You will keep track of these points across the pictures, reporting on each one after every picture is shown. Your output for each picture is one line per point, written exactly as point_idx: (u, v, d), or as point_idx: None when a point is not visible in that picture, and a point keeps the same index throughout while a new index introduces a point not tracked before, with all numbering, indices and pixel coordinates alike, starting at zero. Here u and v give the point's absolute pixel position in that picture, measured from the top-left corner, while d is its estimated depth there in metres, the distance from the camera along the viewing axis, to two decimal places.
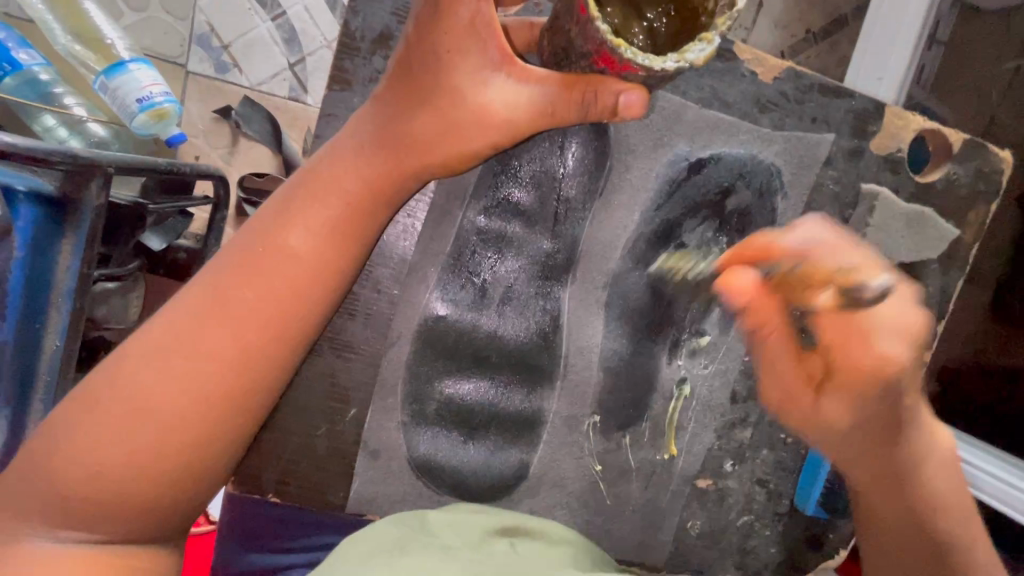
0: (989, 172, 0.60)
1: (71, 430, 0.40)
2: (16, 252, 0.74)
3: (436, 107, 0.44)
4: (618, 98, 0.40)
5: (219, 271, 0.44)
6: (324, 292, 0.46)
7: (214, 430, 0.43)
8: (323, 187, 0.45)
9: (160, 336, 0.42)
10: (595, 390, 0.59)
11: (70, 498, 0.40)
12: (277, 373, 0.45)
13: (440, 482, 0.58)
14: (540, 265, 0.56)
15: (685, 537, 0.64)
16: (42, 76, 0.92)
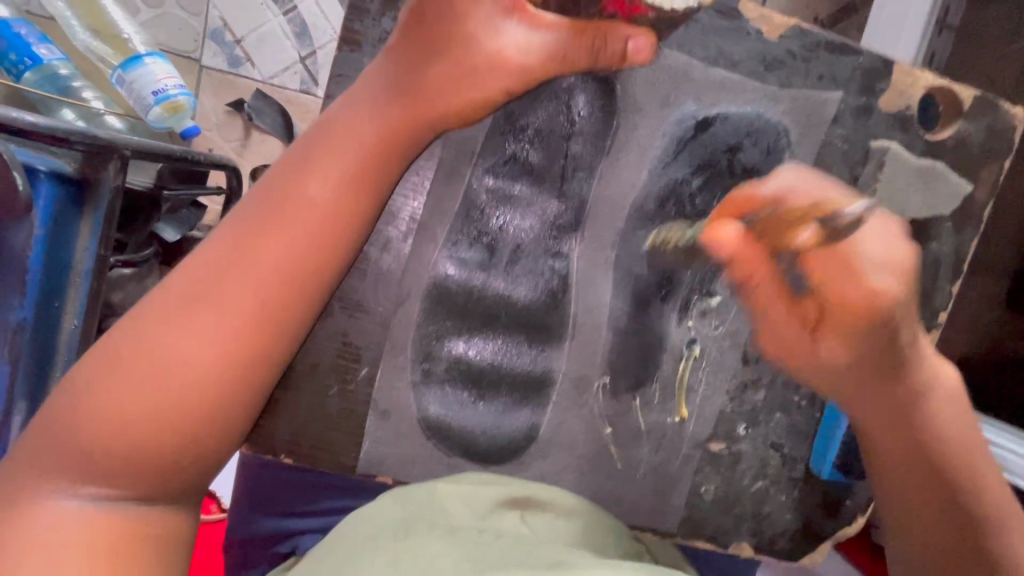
0: (1001, 128, 0.60)
1: (95, 380, 0.41)
2: (37, 229, 0.75)
3: (450, 54, 0.46)
4: (626, 44, 0.48)
5: (236, 223, 0.45)
6: (340, 244, 0.47)
7: (235, 379, 0.44)
8: (337, 141, 0.46)
9: (181, 289, 0.43)
10: (604, 350, 0.59)
11: (93, 452, 0.40)
12: (295, 324, 0.46)
13: (451, 443, 0.58)
14: (549, 225, 0.56)
15: (698, 502, 0.63)
16: (62, 71, 0.95)
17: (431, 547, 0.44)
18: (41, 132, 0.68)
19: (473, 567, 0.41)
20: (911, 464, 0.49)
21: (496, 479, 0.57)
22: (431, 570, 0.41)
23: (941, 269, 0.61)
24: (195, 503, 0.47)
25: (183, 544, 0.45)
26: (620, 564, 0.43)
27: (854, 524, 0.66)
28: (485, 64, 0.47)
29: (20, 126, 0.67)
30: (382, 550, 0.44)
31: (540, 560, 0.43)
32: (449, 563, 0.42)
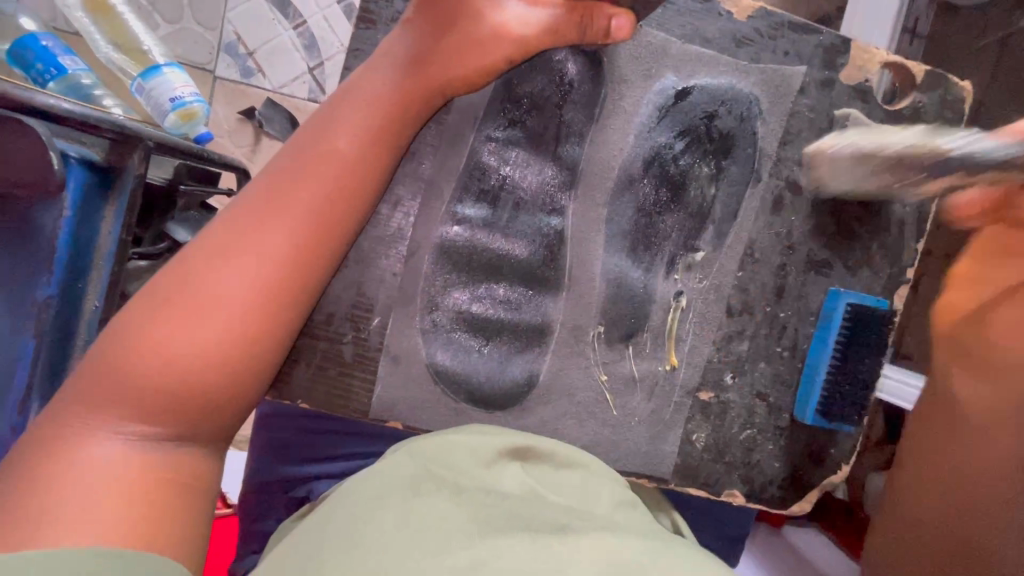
0: (952, 99, 0.66)
1: (145, 322, 0.45)
2: (66, 212, 0.78)
3: (461, 31, 0.53)
4: (610, 21, 0.55)
5: (268, 179, 0.50)
6: (360, 196, 0.52)
7: (271, 318, 0.49)
8: (357, 103, 0.52)
9: (222, 236, 0.48)
10: (599, 301, 0.63)
11: (142, 384, 0.44)
12: (323, 268, 0.51)
13: (457, 389, 0.62)
14: (546, 186, 0.62)
15: (691, 450, 0.67)
16: (84, 80, 1.02)
17: (438, 505, 0.49)
18: (69, 116, 0.74)
19: (482, 528, 0.47)
20: (965, 465, 0.64)
21: (499, 434, 0.60)
22: (444, 530, 0.46)
23: (905, 228, 0.67)
24: (220, 449, 0.51)
25: (210, 488, 0.49)
26: (611, 529, 0.50)
27: (838, 471, 0.70)
28: (492, 36, 0.54)
29: (55, 111, 0.73)
30: (397, 508, 0.48)
31: (536, 520, 0.50)
32: (458, 522, 0.48)
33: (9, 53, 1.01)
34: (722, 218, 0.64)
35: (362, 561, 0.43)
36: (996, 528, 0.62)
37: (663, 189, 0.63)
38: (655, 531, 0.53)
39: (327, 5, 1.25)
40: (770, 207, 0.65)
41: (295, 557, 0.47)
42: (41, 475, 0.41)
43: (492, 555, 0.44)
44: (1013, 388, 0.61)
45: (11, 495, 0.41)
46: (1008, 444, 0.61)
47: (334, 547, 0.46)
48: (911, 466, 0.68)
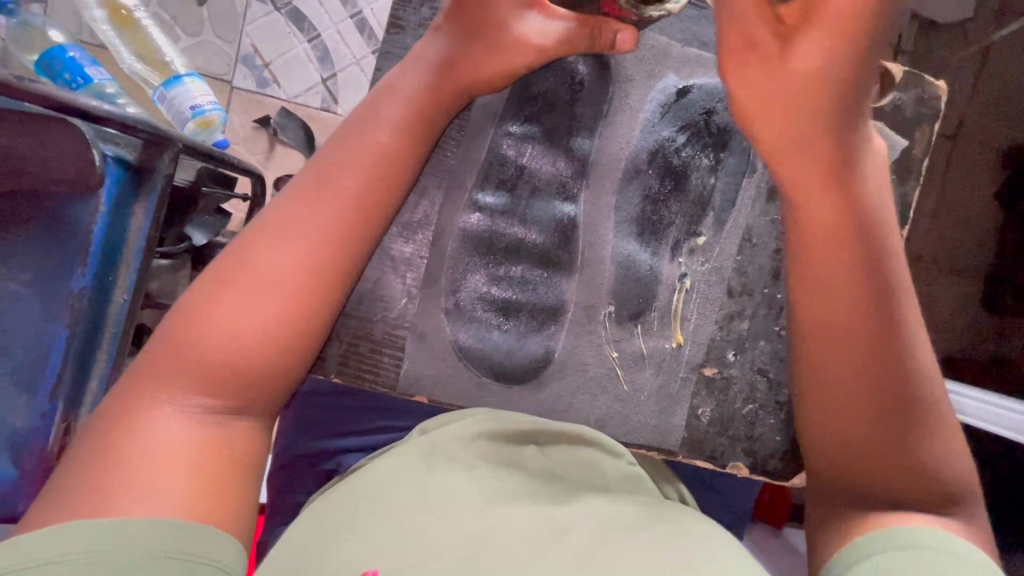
0: (929, 97, 0.72)
1: (208, 302, 0.50)
2: (102, 207, 0.81)
3: (486, 38, 0.59)
4: (616, 35, 0.60)
5: (314, 171, 0.55)
6: (396, 185, 0.57)
7: (319, 299, 0.53)
8: (391, 99, 0.58)
9: (275, 223, 0.53)
10: (609, 283, 0.68)
11: (207, 357, 0.49)
12: (364, 250, 0.56)
13: (479, 364, 0.66)
14: (560, 176, 0.67)
15: (697, 424, 0.71)
16: (108, 89, 1.07)
17: (449, 479, 0.52)
18: (110, 117, 0.73)
19: (492, 498, 0.51)
20: (829, 249, 0.52)
21: (526, 420, 0.64)
22: (456, 502, 0.50)
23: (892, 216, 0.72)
24: (268, 422, 0.55)
25: (260, 461, 0.53)
26: (616, 501, 0.54)
27: None
28: (514, 44, 0.59)
29: (96, 112, 0.72)
30: (407, 489, 0.51)
31: (545, 492, 0.54)
32: (468, 491, 0.51)
33: (38, 64, 1.07)
34: (721, 206, 0.69)
35: (375, 536, 0.46)
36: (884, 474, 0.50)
37: (665, 179, 0.69)
38: (659, 500, 0.57)
39: (341, 20, 1.30)
40: (766, 195, 0.69)
41: (317, 532, 0.50)
42: (113, 447, 0.46)
43: (502, 523, 0.48)
44: (784, 116, 0.51)
45: (87, 465, 0.45)
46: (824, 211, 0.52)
47: (353, 518, 0.50)
48: (796, 265, 0.55)
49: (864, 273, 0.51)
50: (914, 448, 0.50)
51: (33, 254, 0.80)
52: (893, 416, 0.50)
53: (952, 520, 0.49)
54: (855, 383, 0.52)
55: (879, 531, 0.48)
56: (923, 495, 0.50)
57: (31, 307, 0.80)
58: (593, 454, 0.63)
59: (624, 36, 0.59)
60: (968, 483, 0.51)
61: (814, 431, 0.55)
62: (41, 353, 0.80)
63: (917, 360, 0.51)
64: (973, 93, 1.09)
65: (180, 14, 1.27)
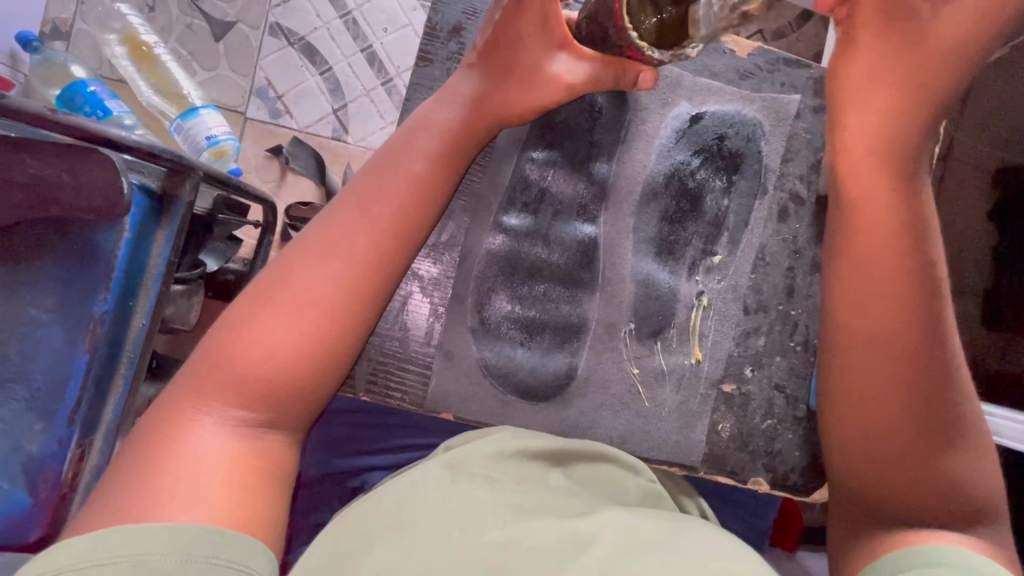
0: None
1: (246, 321, 0.52)
2: (126, 233, 0.81)
3: (519, 75, 0.62)
4: (637, 77, 0.61)
5: (354, 194, 0.58)
6: (428, 205, 0.59)
7: (353, 322, 0.54)
8: (424, 130, 0.61)
9: (313, 245, 0.55)
10: (629, 300, 0.71)
11: (247, 376, 0.50)
12: (397, 274, 0.58)
13: (504, 383, 0.67)
14: (580, 199, 0.70)
15: (717, 439, 0.72)
16: (126, 121, 1.09)
17: (473, 492, 0.52)
18: (138, 147, 0.73)
19: (516, 510, 0.51)
20: (877, 258, 0.53)
21: (552, 439, 0.64)
22: (480, 512, 0.50)
23: None
24: (299, 440, 0.55)
25: (291, 477, 0.53)
26: (637, 513, 0.55)
27: None
28: (546, 83, 0.62)
29: (124, 144, 0.73)
30: (433, 499, 0.51)
31: (571, 509, 0.53)
32: (491, 503, 0.51)
33: (60, 98, 1.11)
34: (735, 226, 0.72)
35: (406, 542, 0.46)
36: (918, 480, 0.51)
37: (682, 201, 0.72)
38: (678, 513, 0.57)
39: (353, 54, 1.35)
40: (776, 216, 0.73)
41: (338, 536, 0.50)
42: (157, 458, 0.47)
43: (526, 534, 0.48)
44: (879, 104, 0.49)
45: (132, 474, 0.46)
46: (875, 220, 0.52)
47: (374, 524, 0.49)
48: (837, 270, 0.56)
49: (916, 281, 0.51)
50: (949, 462, 0.51)
51: (57, 280, 0.81)
52: (923, 423, 0.51)
53: (978, 536, 0.50)
54: (900, 397, 0.52)
55: (903, 548, 0.50)
56: (949, 510, 0.51)
57: (53, 333, 0.81)
58: (617, 472, 0.64)
59: (647, 76, 0.61)
60: (996, 499, 0.52)
61: (839, 437, 0.57)
62: (63, 379, 0.80)
63: (957, 374, 0.51)
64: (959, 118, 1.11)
65: (199, 49, 1.31)
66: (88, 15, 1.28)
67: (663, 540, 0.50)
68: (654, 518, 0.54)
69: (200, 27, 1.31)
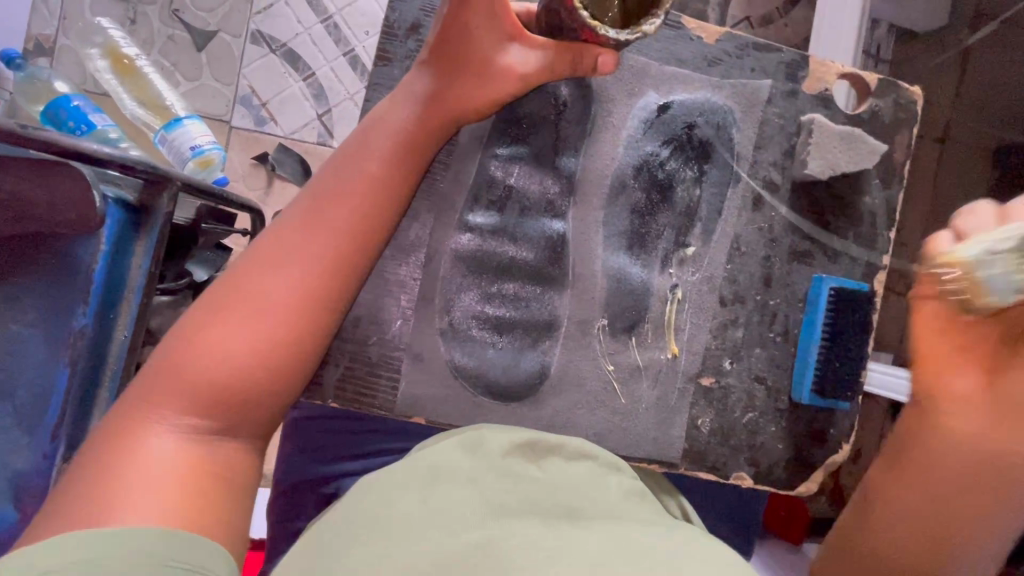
0: (905, 102, 0.74)
1: (199, 330, 0.51)
2: (102, 246, 0.80)
3: (471, 68, 0.60)
4: (597, 58, 0.57)
5: (309, 197, 0.57)
6: (384, 207, 0.58)
7: (310, 328, 0.54)
8: (380, 129, 0.60)
9: (268, 251, 0.54)
10: (601, 296, 0.69)
11: (198, 385, 0.50)
12: (355, 277, 0.57)
13: (475, 384, 0.66)
14: (548, 195, 0.69)
15: (698, 434, 0.70)
16: (111, 134, 1.08)
17: (454, 494, 0.51)
18: (111, 160, 0.73)
19: (495, 509, 0.50)
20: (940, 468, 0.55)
21: (529, 434, 0.63)
22: (460, 512, 0.49)
23: (877, 219, 0.74)
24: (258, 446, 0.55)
25: (248, 484, 0.52)
26: (615, 508, 0.54)
27: (839, 450, 0.73)
28: (499, 75, 0.60)
29: (94, 156, 0.72)
30: (416, 501, 0.50)
31: (554, 504, 0.52)
32: (474, 504, 0.50)
33: (46, 115, 1.10)
34: (708, 216, 0.71)
35: (385, 541, 0.45)
36: None
37: (653, 192, 0.70)
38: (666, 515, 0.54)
39: (335, 58, 1.34)
40: (751, 204, 0.72)
41: (318, 541, 0.49)
42: (105, 470, 0.46)
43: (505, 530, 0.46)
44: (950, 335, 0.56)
45: (82, 485, 0.45)
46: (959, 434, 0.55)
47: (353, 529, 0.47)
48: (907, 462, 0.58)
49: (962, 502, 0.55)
50: None
51: (34, 295, 0.80)
52: None
53: None
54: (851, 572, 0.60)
55: None
56: None
57: (33, 348, 0.80)
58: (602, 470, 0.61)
59: (607, 59, 0.57)
60: None
61: None
62: (44, 394, 0.80)
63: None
64: (956, 97, 1.09)
65: (181, 60, 1.30)
66: (70, 30, 1.28)
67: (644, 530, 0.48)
68: (635, 516, 0.53)
69: (181, 38, 1.30)
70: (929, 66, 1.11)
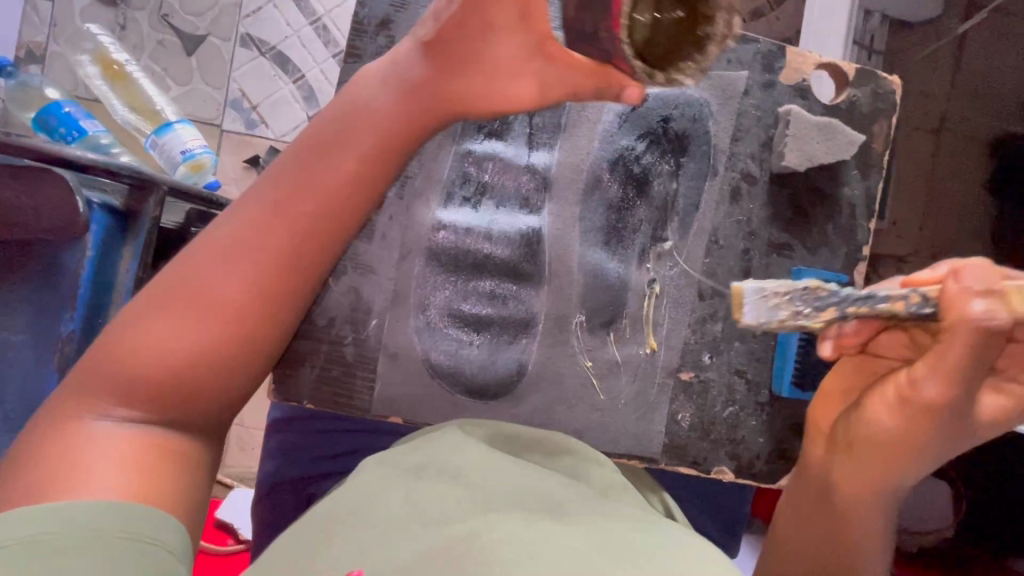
0: (884, 92, 0.73)
1: (149, 318, 0.51)
2: (89, 252, 0.77)
3: (481, 63, 0.55)
4: (622, 91, 0.49)
5: (274, 187, 0.55)
6: (351, 207, 0.57)
7: (266, 323, 0.54)
8: (358, 118, 0.57)
9: (225, 244, 0.53)
10: (578, 292, 0.69)
11: (147, 374, 0.50)
12: (315, 273, 0.57)
13: (453, 382, 0.67)
14: (522, 191, 0.69)
15: (677, 429, 0.70)
16: (102, 140, 1.05)
17: (436, 487, 0.47)
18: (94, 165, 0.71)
19: (484, 505, 0.45)
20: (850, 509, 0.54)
21: (512, 425, 0.62)
22: (441, 504, 0.45)
23: (856, 211, 0.73)
24: (211, 434, 0.55)
25: (201, 467, 0.53)
26: (606, 503, 0.49)
27: None
28: (507, 69, 0.54)
29: (79, 162, 0.71)
30: (396, 497, 0.47)
31: (543, 498, 0.47)
32: (456, 501, 0.46)
33: (37, 121, 1.07)
34: (685, 210, 0.71)
35: (364, 535, 0.44)
36: None
37: (631, 186, 0.70)
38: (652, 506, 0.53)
39: (323, 60, 1.35)
40: (729, 197, 0.71)
41: (293, 543, 0.47)
42: (52, 453, 0.47)
43: None
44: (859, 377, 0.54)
45: (34, 465, 0.46)
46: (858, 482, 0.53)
47: (329, 531, 0.46)
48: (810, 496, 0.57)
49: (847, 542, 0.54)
50: None
51: (20, 301, 0.78)
52: None
53: None
54: None
55: None
56: None
57: (22, 355, 0.79)
58: (585, 462, 0.57)
59: (632, 94, 0.49)
60: None
61: None
62: (32, 400, 0.78)
63: None
64: (952, 86, 1.06)
65: (171, 65, 1.31)
66: (60, 37, 1.29)
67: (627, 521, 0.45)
68: (628, 510, 0.48)
69: (170, 43, 1.31)
70: (921, 57, 1.08)
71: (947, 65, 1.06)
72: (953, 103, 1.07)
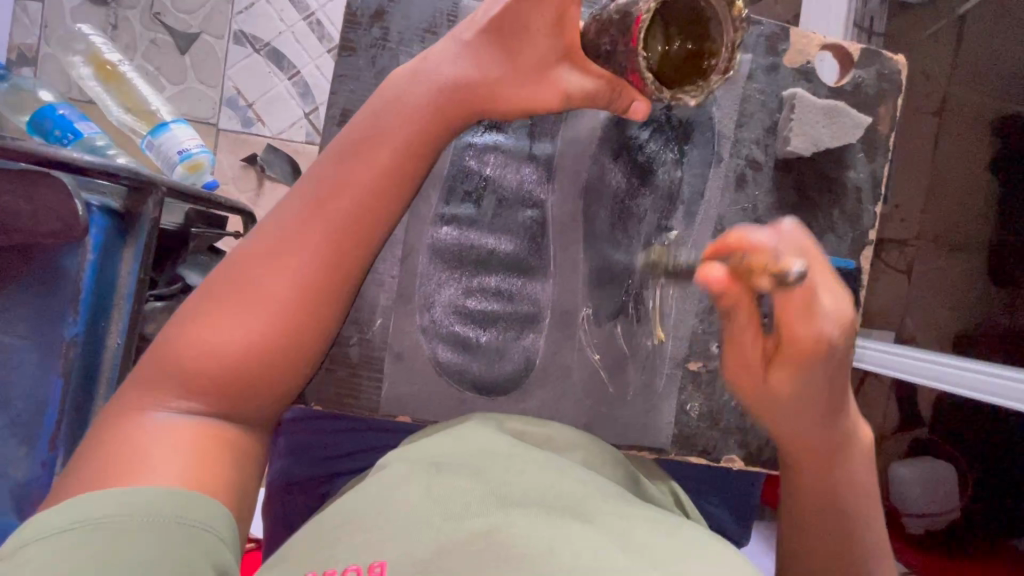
0: (888, 73, 0.73)
1: (201, 313, 0.50)
2: (89, 256, 0.75)
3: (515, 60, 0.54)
4: (631, 103, 0.55)
5: (314, 182, 0.53)
6: (392, 200, 0.54)
7: (311, 320, 0.52)
8: (393, 109, 0.55)
9: (266, 240, 0.52)
10: (584, 282, 0.68)
11: (198, 370, 0.49)
12: (360, 269, 0.54)
13: (461, 380, 0.66)
14: (524, 184, 0.68)
15: (687, 418, 0.70)
16: (98, 143, 1.03)
17: (455, 482, 0.46)
18: (93, 168, 0.69)
19: (503, 499, 0.43)
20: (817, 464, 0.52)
21: (522, 422, 0.61)
22: (463, 499, 0.44)
23: (863, 194, 0.73)
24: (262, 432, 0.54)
25: (252, 461, 0.52)
26: (634, 501, 0.48)
27: None
28: (537, 71, 0.55)
29: (74, 163, 0.68)
30: (412, 490, 0.46)
31: (565, 493, 0.45)
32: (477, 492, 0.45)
33: (29, 124, 1.04)
34: (690, 198, 0.70)
35: (384, 527, 0.43)
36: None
37: (634, 172, 0.69)
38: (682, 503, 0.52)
39: (318, 56, 1.34)
40: (733, 184, 0.71)
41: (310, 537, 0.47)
42: (111, 446, 0.46)
43: None
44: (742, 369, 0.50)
45: (94, 455, 0.46)
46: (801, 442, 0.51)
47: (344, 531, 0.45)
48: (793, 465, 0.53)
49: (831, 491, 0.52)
50: None
51: (21, 306, 0.75)
52: None
53: None
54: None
55: None
56: None
57: (25, 360, 0.75)
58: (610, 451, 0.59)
59: (639, 107, 0.55)
60: None
61: None
62: (38, 405, 0.76)
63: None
64: (954, 69, 1.09)
65: (164, 64, 1.29)
66: (52, 39, 1.27)
67: (657, 519, 0.44)
68: (655, 512, 0.46)
69: (163, 42, 1.29)
70: (922, 38, 1.09)
71: (947, 47, 1.09)
72: (953, 86, 1.10)
